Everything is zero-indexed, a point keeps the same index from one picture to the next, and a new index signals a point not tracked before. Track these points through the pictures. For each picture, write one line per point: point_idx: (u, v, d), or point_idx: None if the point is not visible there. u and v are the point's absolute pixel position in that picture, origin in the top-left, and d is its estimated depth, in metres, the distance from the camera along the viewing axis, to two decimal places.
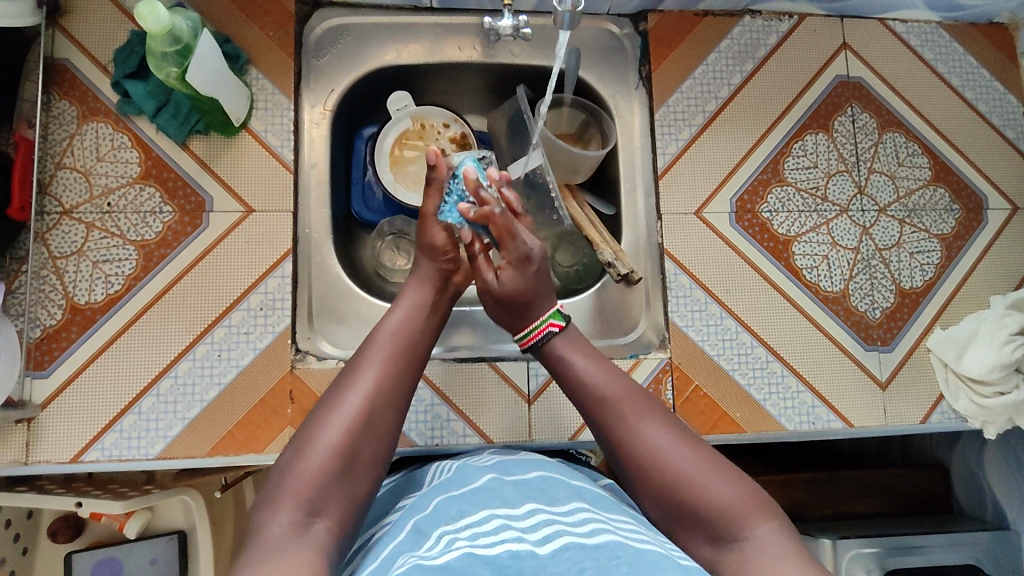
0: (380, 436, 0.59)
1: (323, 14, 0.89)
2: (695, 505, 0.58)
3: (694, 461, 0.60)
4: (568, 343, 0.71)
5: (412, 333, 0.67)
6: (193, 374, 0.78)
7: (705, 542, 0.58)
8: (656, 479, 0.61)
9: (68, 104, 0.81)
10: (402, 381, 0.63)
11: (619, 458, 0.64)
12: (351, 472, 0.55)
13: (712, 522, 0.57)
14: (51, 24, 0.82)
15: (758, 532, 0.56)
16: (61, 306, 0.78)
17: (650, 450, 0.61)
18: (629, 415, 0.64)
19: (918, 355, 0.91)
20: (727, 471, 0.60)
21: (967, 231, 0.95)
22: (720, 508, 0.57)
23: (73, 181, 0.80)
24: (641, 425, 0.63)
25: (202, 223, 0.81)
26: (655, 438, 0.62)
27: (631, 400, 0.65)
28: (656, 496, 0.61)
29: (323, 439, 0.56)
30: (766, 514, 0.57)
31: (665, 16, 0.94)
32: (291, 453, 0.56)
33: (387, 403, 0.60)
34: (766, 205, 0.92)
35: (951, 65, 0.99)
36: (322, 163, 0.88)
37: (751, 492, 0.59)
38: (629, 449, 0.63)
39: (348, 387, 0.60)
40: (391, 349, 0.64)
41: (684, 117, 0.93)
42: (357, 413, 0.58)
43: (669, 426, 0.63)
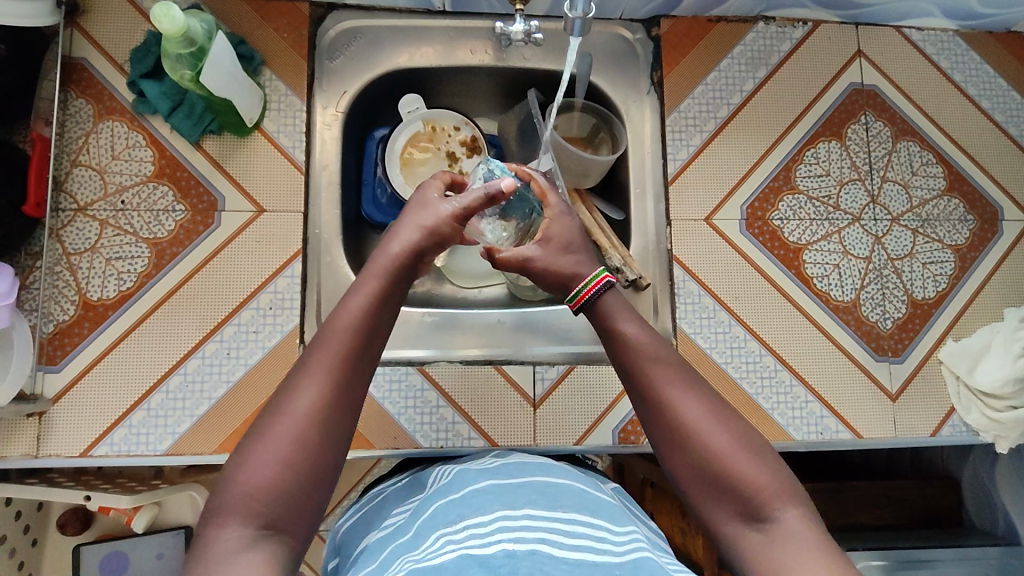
0: (331, 446, 0.53)
1: (337, 17, 0.90)
2: (724, 480, 0.56)
3: (729, 435, 0.58)
4: (614, 304, 0.68)
5: (371, 324, 0.59)
6: (203, 372, 0.79)
7: (731, 519, 0.56)
8: (686, 448, 0.58)
9: (84, 102, 0.82)
10: (352, 383, 0.56)
11: (649, 422, 0.61)
12: (302, 488, 0.51)
13: (741, 499, 0.55)
14: (69, 23, 0.83)
15: (787, 518, 0.54)
16: (74, 302, 0.79)
17: (684, 418, 0.59)
18: (665, 381, 0.61)
19: (930, 366, 0.90)
20: (761, 450, 0.58)
21: (982, 241, 0.94)
22: (751, 487, 0.55)
23: (88, 179, 0.81)
24: (677, 391, 0.61)
25: (213, 222, 0.82)
26: (691, 406, 0.60)
27: (674, 366, 0.63)
28: (689, 465, 0.58)
29: (267, 452, 0.51)
30: (797, 499, 0.55)
31: (678, 22, 0.94)
32: (234, 461, 0.52)
33: (338, 409, 0.54)
34: (777, 212, 0.91)
35: (968, 74, 0.97)
36: (333, 164, 0.89)
37: (782, 475, 0.57)
38: (664, 414, 0.60)
39: (297, 388, 0.54)
40: (343, 346, 0.57)
41: (695, 123, 0.92)
42: (305, 421, 0.53)
43: (705, 396, 0.61)
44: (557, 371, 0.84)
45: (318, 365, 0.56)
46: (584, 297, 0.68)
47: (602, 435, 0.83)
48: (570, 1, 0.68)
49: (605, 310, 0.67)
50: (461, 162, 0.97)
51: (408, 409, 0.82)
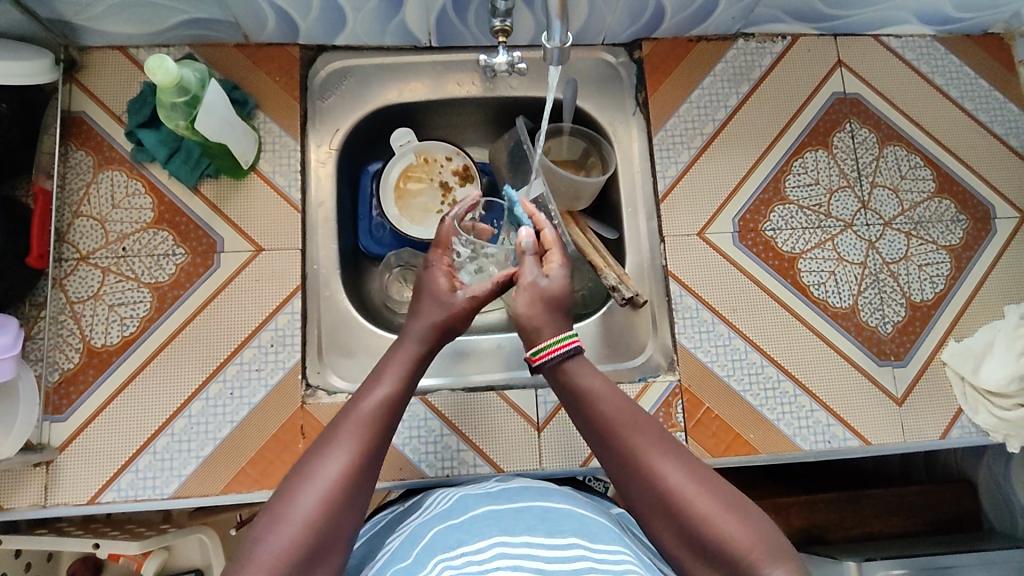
0: (350, 512, 0.57)
1: (326, 57, 0.92)
2: (712, 546, 0.56)
3: (715, 499, 0.58)
4: (579, 366, 0.71)
5: (391, 407, 0.66)
6: (207, 413, 0.80)
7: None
8: (669, 514, 0.59)
9: (84, 154, 0.84)
10: (375, 455, 0.62)
11: (631, 493, 0.62)
12: (320, 551, 0.54)
13: (730, 564, 0.55)
14: (68, 79, 0.86)
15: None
16: (79, 350, 0.80)
17: (665, 483, 0.60)
18: (641, 447, 0.63)
19: (933, 368, 0.90)
20: (745, 509, 0.58)
21: (976, 240, 0.94)
22: (740, 551, 0.55)
23: (89, 229, 0.83)
24: (657, 458, 0.62)
25: (213, 263, 0.83)
26: (674, 474, 0.60)
27: (650, 431, 0.64)
28: (676, 531, 0.58)
29: (297, 512, 0.55)
30: (785, 558, 0.55)
31: (659, 44, 0.96)
32: (263, 523, 0.55)
33: (361, 477, 0.59)
34: (769, 223, 0.92)
35: (948, 77, 0.99)
36: (329, 201, 0.90)
37: (771, 535, 0.56)
38: (644, 483, 0.61)
39: (323, 457, 0.59)
40: (365, 422, 0.63)
41: (683, 141, 0.94)
42: (334, 484, 0.57)
43: (687, 462, 0.62)
44: None
45: (345, 437, 0.61)
46: (549, 354, 0.71)
47: None
48: (547, 33, 0.68)
49: (570, 380, 0.70)
50: (453, 192, 0.98)
51: (412, 438, 0.82)
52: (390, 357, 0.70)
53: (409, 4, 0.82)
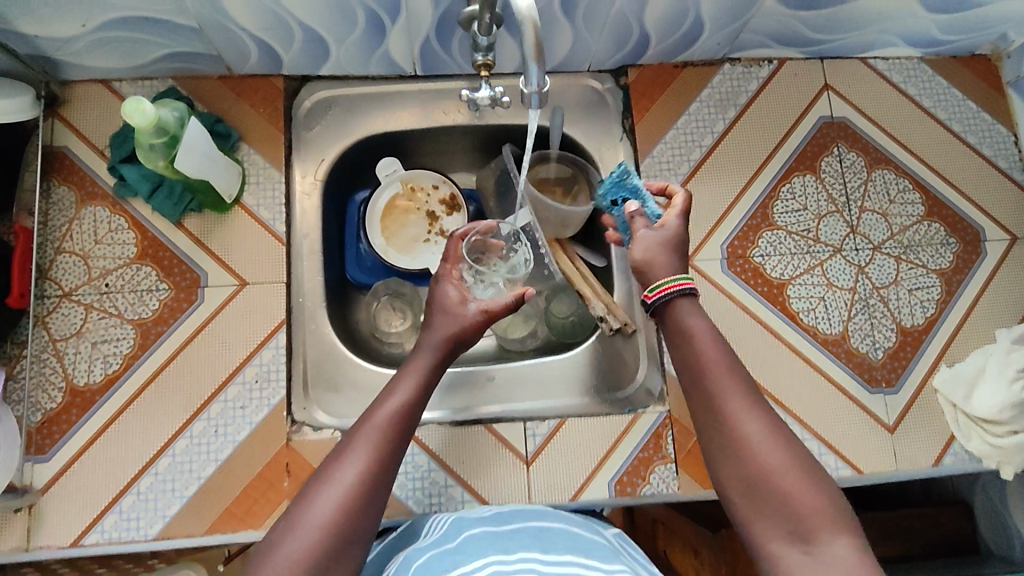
0: (367, 517, 0.59)
1: (311, 87, 0.91)
2: (775, 498, 0.57)
3: (785, 454, 0.58)
4: (689, 308, 0.67)
5: (410, 414, 0.67)
6: (191, 451, 0.79)
7: (774, 535, 0.56)
8: (740, 461, 0.59)
9: (66, 190, 0.84)
10: (390, 463, 0.63)
11: (709, 435, 0.62)
12: (336, 554, 0.56)
13: (788, 519, 0.56)
14: (50, 113, 0.85)
15: (834, 544, 0.54)
16: (62, 389, 0.80)
17: (742, 434, 0.60)
18: (727, 394, 0.62)
19: (925, 395, 0.89)
20: (816, 473, 0.58)
21: (966, 263, 0.94)
22: (801, 510, 0.56)
23: (72, 266, 0.82)
24: (741, 408, 0.61)
25: (197, 298, 0.83)
26: (751, 423, 0.60)
27: (742, 383, 0.62)
28: (740, 476, 0.59)
29: (314, 516, 0.57)
30: (846, 525, 0.55)
31: (645, 70, 0.96)
32: (283, 525, 0.58)
33: (376, 484, 0.61)
34: (757, 249, 0.91)
35: (936, 99, 0.99)
36: (314, 233, 0.89)
37: (835, 500, 0.56)
38: (722, 427, 0.61)
39: (341, 465, 0.61)
40: (384, 430, 0.64)
41: (670, 167, 0.93)
42: (350, 490, 0.59)
43: (767, 416, 0.61)
44: (548, 426, 0.84)
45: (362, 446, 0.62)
46: (663, 292, 0.67)
47: (598, 488, 0.83)
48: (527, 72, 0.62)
49: (680, 318, 0.67)
50: (441, 221, 0.97)
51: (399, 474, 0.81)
52: (409, 365, 0.71)
53: (392, 35, 0.82)
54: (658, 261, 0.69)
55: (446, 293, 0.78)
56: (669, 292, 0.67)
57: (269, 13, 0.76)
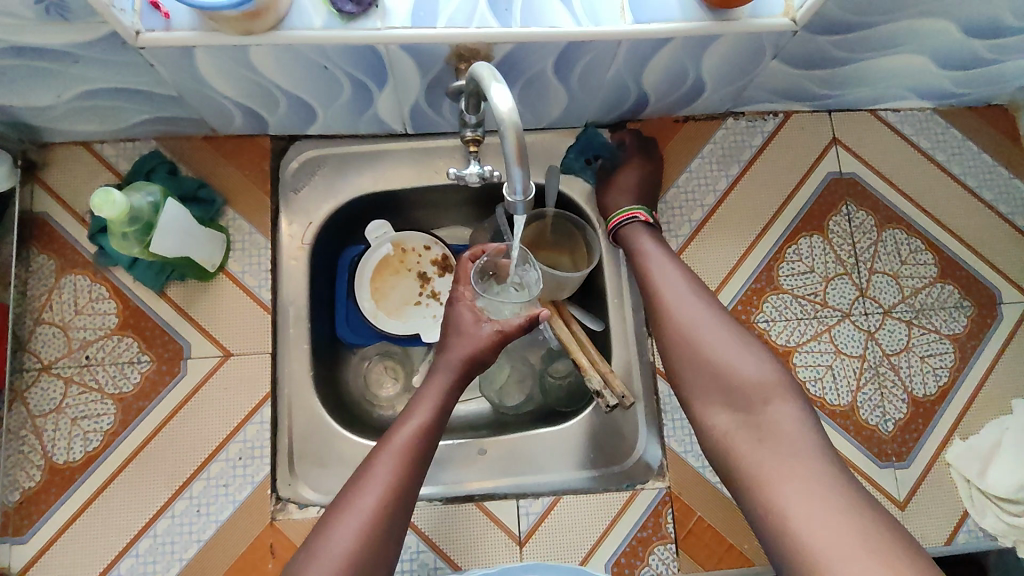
0: (389, 537, 0.63)
1: (298, 147, 0.88)
2: (714, 371, 0.70)
3: (725, 336, 0.72)
4: (636, 231, 0.84)
5: (426, 436, 0.69)
6: (173, 532, 0.76)
7: (715, 403, 0.69)
8: (684, 343, 0.73)
9: (46, 258, 0.81)
10: (405, 489, 0.66)
11: (657, 323, 0.76)
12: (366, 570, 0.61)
13: (727, 390, 0.68)
14: (29, 179, 0.83)
15: (778, 412, 0.65)
16: (40, 468, 0.77)
17: (681, 322, 0.74)
18: (671, 289, 0.77)
19: (938, 469, 0.85)
20: (752, 352, 0.71)
21: (981, 328, 0.90)
22: (739, 381, 0.68)
23: (52, 337, 0.80)
24: (680, 304, 0.75)
25: (180, 371, 0.80)
26: (688, 314, 0.74)
27: (684, 282, 0.78)
28: (685, 356, 0.72)
29: (339, 542, 0.61)
30: (787, 394, 0.67)
31: (645, 125, 0.92)
32: (317, 543, 0.62)
33: (392, 509, 0.64)
34: (762, 314, 0.88)
35: (950, 153, 0.95)
36: (301, 299, 0.85)
37: (775, 375, 0.68)
38: (668, 318, 0.75)
39: (359, 493, 0.64)
40: (402, 454, 0.67)
41: (670, 228, 0.90)
42: (371, 514, 0.63)
43: (705, 304, 0.75)
44: (542, 504, 0.81)
45: (377, 474, 0.65)
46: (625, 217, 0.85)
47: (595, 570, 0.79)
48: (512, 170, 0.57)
49: (632, 241, 0.84)
50: (432, 282, 0.94)
51: None
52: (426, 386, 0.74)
53: (380, 99, 0.79)
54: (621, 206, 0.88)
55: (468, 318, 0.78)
56: (621, 221, 0.85)
57: (251, 82, 0.73)
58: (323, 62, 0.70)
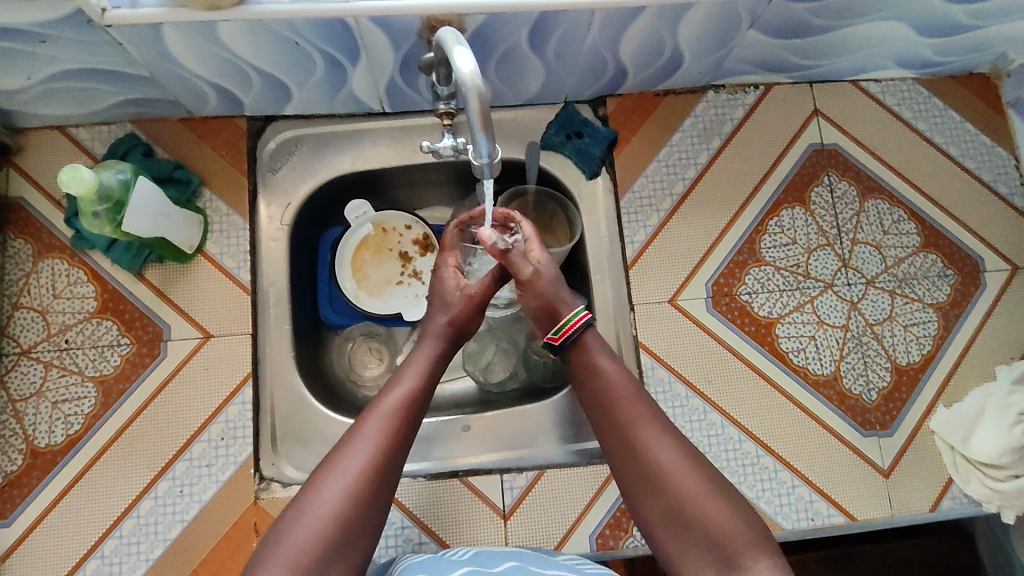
0: (375, 506, 0.60)
1: (275, 128, 0.88)
2: (693, 525, 0.61)
3: (699, 481, 0.63)
4: (596, 344, 0.74)
5: (416, 403, 0.67)
6: (156, 513, 0.77)
7: (701, 566, 0.60)
8: (658, 491, 0.63)
9: (23, 243, 0.81)
10: (396, 451, 0.63)
11: (623, 462, 0.67)
12: (345, 540, 0.58)
13: (709, 544, 0.60)
14: (4, 163, 0.82)
15: (759, 568, 0.57)
16: (22, 451, 0.77)
17: (656, 462, 0.64)
18: (635, 420, 0.67)
19: (921, 436, 0.85)
20: (729, 495, 0.63)
21: (965, 296, 0.89)
22: (719, 533, 0.60)
23: (30, 322, 0.79)
24: (654, 438, 0.66)
25: (160, 353, 0.80)
26: (664, 451, 0.65)
27: (648, 408, 0.68)
28: (664, 507, 0.63)
29: (323, 505, 0.58)
30: (767, 546, 0.59)
31: (625, 99, 0.91)
32: (294, 512, 0.58)
33: (382, 470, 0.61)
34: (744, 287, 0.87)
35: (933, 122, 0.94)
36: (281, 279, 0.85)
37: (750, 524, 0.61)
38: (638, 457, 0.66)
39: (348, 453, 0.61)
40: (392, 417, 0.64)
41: (652, 202, 0.89)
42: (358, 477, 0.60)
43: (675, 441, 0.66)
44: (526, 478, 0.81)
45: (367, 434, 0.62)
46: (567, 331, 0.73)
47: (579, 542, 0.79)
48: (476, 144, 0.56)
49: (587, 356, 0.73)
50: (414, 262, 0.94)
51: None
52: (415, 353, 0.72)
53: (355, 76, 0.78)
54: (554, 303, 0.76)
55: (450, 284, 0.77)
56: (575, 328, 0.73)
57: (223, 61, 0.72)
58: (294, 38, 0.69)
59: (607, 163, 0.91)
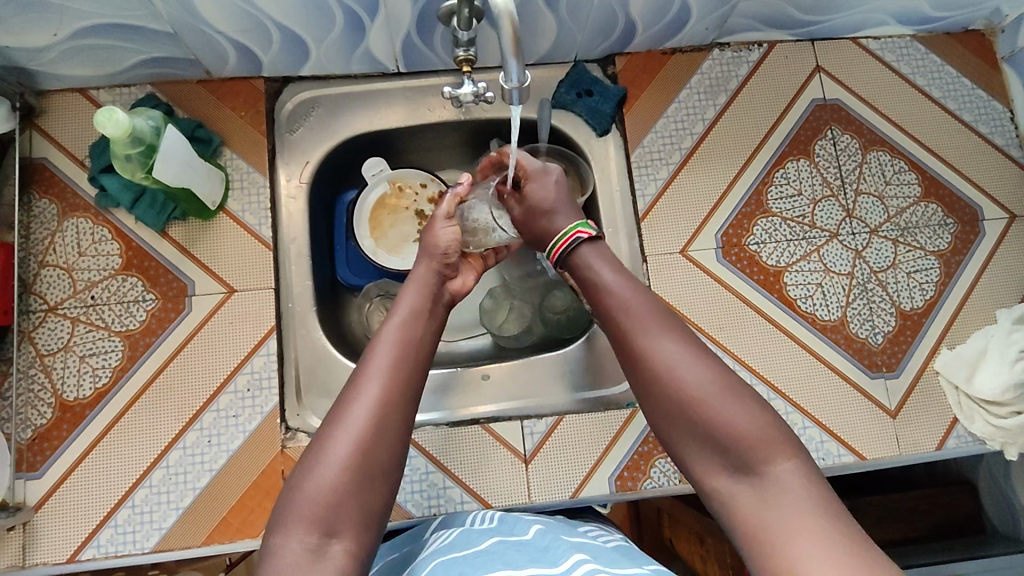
0: (390, 451, 0.59)
1: (293, 89, 0.90)
2: (705, 427, 0.58)
3: (711, 380, 0.60)
4: (592, 254, 0.71)
5: (417, 350, 0.65)
6: (185, 463, 0.78)
7: (720, 472, 0.58)
8: (667, 399, 0.61)
9: (48, 202, 0.82)
10: (404, 398, 0.62)
11: (627, 367, 0.64)
12: (364, 488, 0.57)
13: (726, 450, 0.57)
14: (27, 125, 0.84)
15: (780, 470, 0.56)
16: (51, 405, 0.78)
17: (661, 367, 0.61)
18: (638, 326, 0.64)
19: (927, 378, 0.88)
20: (742, 394, 0.59)
21: (965, 244, 0.92)
22: (735, 438, 0.57)
23: (57, 279, 0.81)
24: (656, 342, 0.62)
25: (185, 307, 0.82)
26: (668, 354, 0.61)
27: (649, 310, 0.64)
28: (674, 415, 0.60)
29: (331, 460, 0.57)
30: (788, 448, 0.57)
31: (633, 58, 0.94)
32: (300, 472, 0.58)
33: (389, 419, 0.60)
34: (753, 237, 0.90)
35: (930, 77, 0.97)
36: (301, 237, 0.88)
37: (773, 424, 0.58)
38: (642, 365, 0.62)
39: (351, 407, 0.60)
40: (400, 367, 0.63)
41: (661, 157, 0.92)
42: (366, 432, 0.58)
43: (681, 342, 0.62)
44: (546, 424, 0.83)
45: (371, 387, 0.61)
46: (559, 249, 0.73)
47: (599, 484, 0.81)
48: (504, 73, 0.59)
49: (587, 264, 0.70)
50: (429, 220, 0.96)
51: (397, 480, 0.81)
52: (406, 298, 0.70)
53: (372, 33, 0.80)
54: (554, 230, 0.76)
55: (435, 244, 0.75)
56: (568, 245, 0.72)
57: (244, 14, 0.74)
58: None
59: (617, 120, 0.94)
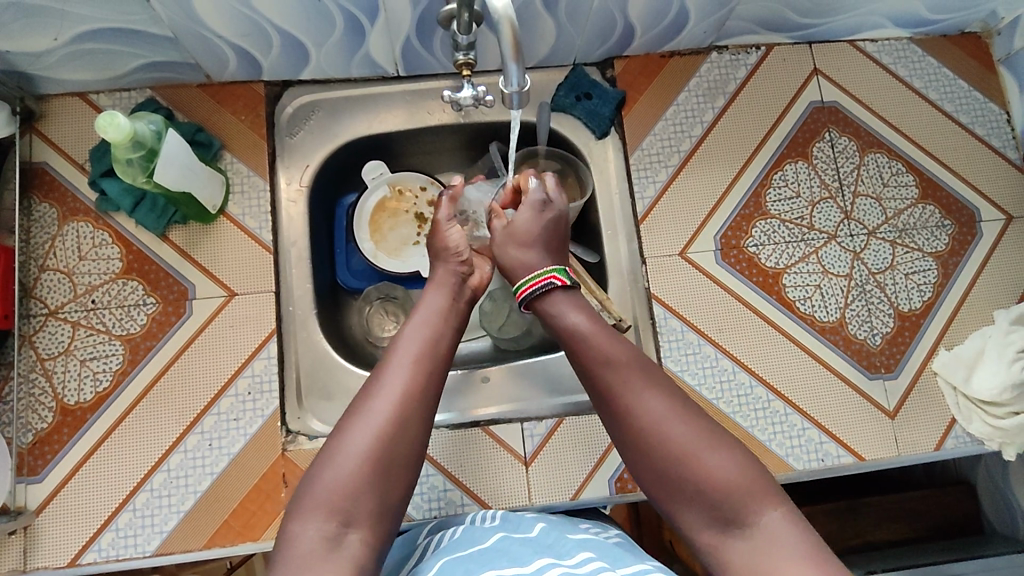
0: (411, 443, 0.61)
1: (292, 93, 0.90)
2: (691, 482, 0.58)
3: (693, 435, 0.60)
4: (564, 300, 0.69)
5: (439, 348, 0.68)
6: (186, 466, 0.78)
7: (706, 526, 0.58)
8: (650, 452, 0.60)
9: (48, 206, 0.83)
10: (426, 393, 0.63)
11: (609, 419, 0.64)
12: (383, 479, 0.58)
13: (712, 505, 0.57)
14: (27, 129, 0.84)
15: (767, 519, 0.56)
16: (52, 409, 0.78)
17: (644, 420, 0.61)
18: (617, 377, 0.63)
19: (925, 378, 0.88)
20: (725, 443, 0.60)
21: (962, 245, 0.93)
22: (720, 491, 0.57)
23: (57, 283, 0.81)
24: (637, 394, 0.62)
25: (185, 311, 0.82)
26: (650, 406, 0.61)
27: (628, 360, 0.64)
28: (657, 469, 0.60)
29: (352, 451, 0.58)
30: (772, 498, 0.57)
31: (632, 61, 0.95)
32: (319, 464, 0.59)
33: (411, 413, 0.61)
34: (751, 239, 0.90)
35: (927, 79, 0.97)
36: (302, 240, 0.88)
37: (757, 474, 0.58)
38: (625, 418, 0.62)
39: (373, 401, 0.61)
40: (421, 363, 0.65)
41: (660, 159, 0.92)
42: (388, 423, 0.60)
43: (663, 392, 0.62)
44: (546, 426, 0.83)
45: (394, 381, 0.63)
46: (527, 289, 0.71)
47: (599, 486, 0.82)
48: (503, 77, 0.60)
49: (560, 311, 0.69)
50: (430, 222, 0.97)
51: None
52: (430, 295, 0.72)
53: (372, 37, 0.80)
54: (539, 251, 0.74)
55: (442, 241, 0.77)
56: (538, 288, 0.70)
57: (244, 18, 0.74)
58: None
59: (616, 123, 0.94)
